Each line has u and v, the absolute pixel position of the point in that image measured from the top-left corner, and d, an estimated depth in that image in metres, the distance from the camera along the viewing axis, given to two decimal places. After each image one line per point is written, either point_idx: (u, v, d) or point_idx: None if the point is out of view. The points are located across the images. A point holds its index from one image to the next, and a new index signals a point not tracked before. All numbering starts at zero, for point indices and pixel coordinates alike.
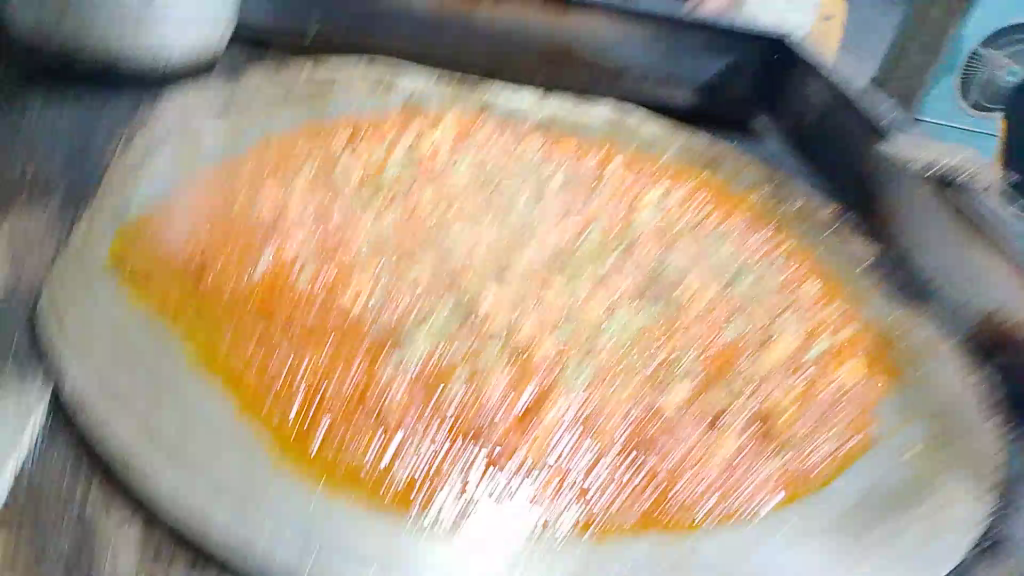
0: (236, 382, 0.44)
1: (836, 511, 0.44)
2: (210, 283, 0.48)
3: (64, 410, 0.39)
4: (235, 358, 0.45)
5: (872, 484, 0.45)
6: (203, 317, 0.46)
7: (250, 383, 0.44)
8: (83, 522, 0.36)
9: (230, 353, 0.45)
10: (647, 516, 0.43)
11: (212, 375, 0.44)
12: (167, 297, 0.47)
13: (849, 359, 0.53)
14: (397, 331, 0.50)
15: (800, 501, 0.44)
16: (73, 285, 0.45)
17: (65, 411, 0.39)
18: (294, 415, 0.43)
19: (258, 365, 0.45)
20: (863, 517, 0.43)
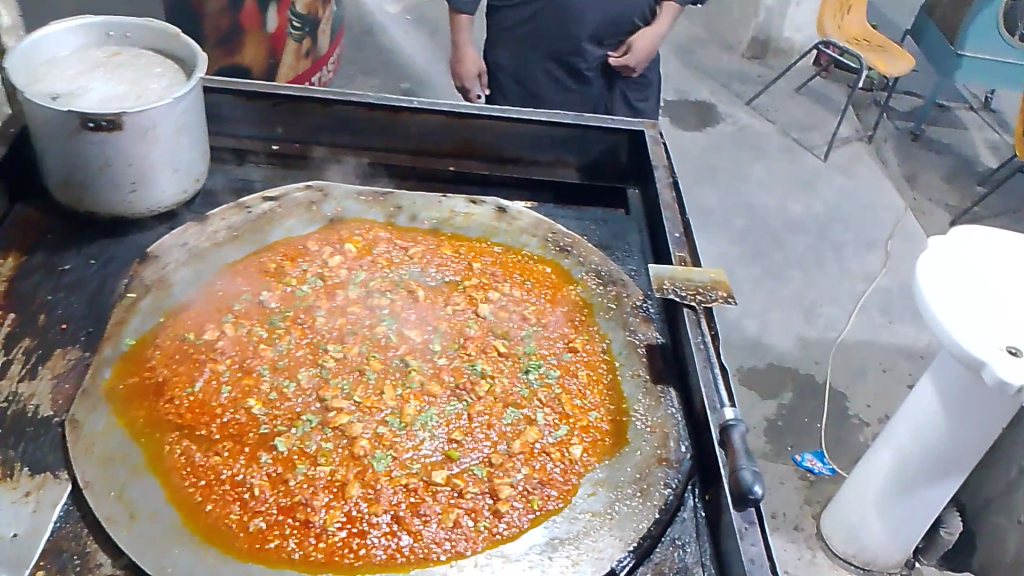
0: (211, 490, 0.88)
1: (586, 492, 0.93)
2: (196, 459, 0.91)
3: (171, 483, 0.88)
4: (224, 484, 0.89)
5: (602, 480, 0.94)
6: (201, 471, 0.90)
7: (212, 494, 0.88)
8: (219, 497, 0.88)
9: (235, 483, 0.89)
10: (498, 493, 0.92)
11: (199, 489, 0.88)
12: (170, 458, 0.90)
13: (646, 508, 0.90)
14: (338, 494, 0.90)
15: (572, 493, 0.93)
16: (107, 446, 0.89)
17: (171, 480, 0.88)
18: (228, 510, 0.87)
19: (226, 501, 0.87)
20: (589, 486, 0.93)
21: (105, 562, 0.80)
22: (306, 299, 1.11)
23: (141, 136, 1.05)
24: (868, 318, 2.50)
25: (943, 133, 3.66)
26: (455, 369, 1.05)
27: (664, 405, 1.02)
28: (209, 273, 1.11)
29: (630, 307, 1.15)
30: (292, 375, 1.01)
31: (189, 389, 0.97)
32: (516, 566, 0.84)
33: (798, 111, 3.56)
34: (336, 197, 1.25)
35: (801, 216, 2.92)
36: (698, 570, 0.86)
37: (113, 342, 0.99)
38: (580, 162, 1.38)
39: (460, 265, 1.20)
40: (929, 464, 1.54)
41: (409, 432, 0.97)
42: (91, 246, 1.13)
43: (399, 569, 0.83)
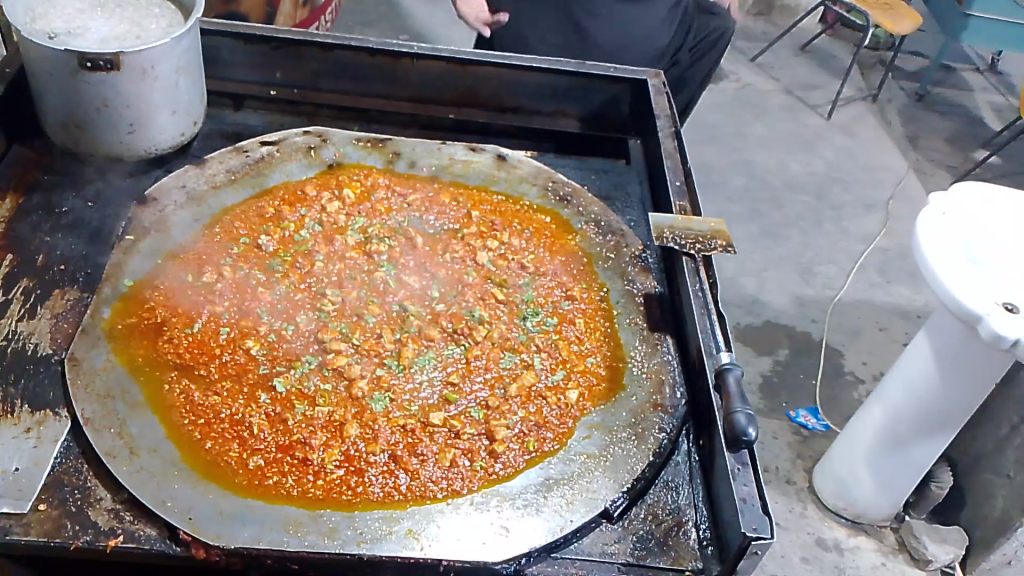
0: (211, 428, 0.89)
1: (581, 435, 0.94)
2: (196, 398, 0.92)
3: (171, 421, 0.89)
4: (223, 423, 0.90)
5: (598, 424, 0.95)
6: (201, 410, 0.91)
7: (211, 433, 0.89)
8: (218, 436, 0.89)
9: (235, 422, 0.90)
10: (494, 434, 0.93)
11: (199, 427, 0.89)
12: (170, 396, 0.91)
13: (640, 451, 0.92)
14: (337, 434, 0.91)
15: (567, 436, 0.94)
16: (108, 382, 0.90)
17: (171, 418, 0.89)
18: (227, 447, 0.88)
19: (226, 440, 0.88)
20: (584, 429, 0.95)
21: (105, 497, 0.80)
22: (305, 244, 1.12)
23: (140, 75, 1.05)
24: (866, 278, 2.50)
25: (947, 94, 3.62)
26: (454, 314, 1.06)
27: (660, 352, 1.03)
28: (208, 216, 1.11)
29: (629, 257, 1.16)
30: (291, 318, 1.02)
31: (189, 330, 0.98)
32: (510, 506, 0.85)
33: (802, 70, 3.52)
34: (335, 143, 1.25)
35: (802, 175, 2.90)
36: (689, 511, 0.87)
37: (113, 282, 1.00)
38: (582, 112, 1.37)
39: (459, 212, 1.20)
40: (921, 419, 1.55)
41: (408, 374, 0.98)
42: (89, 188, 1.13)
43: (395, 505, 0.84)
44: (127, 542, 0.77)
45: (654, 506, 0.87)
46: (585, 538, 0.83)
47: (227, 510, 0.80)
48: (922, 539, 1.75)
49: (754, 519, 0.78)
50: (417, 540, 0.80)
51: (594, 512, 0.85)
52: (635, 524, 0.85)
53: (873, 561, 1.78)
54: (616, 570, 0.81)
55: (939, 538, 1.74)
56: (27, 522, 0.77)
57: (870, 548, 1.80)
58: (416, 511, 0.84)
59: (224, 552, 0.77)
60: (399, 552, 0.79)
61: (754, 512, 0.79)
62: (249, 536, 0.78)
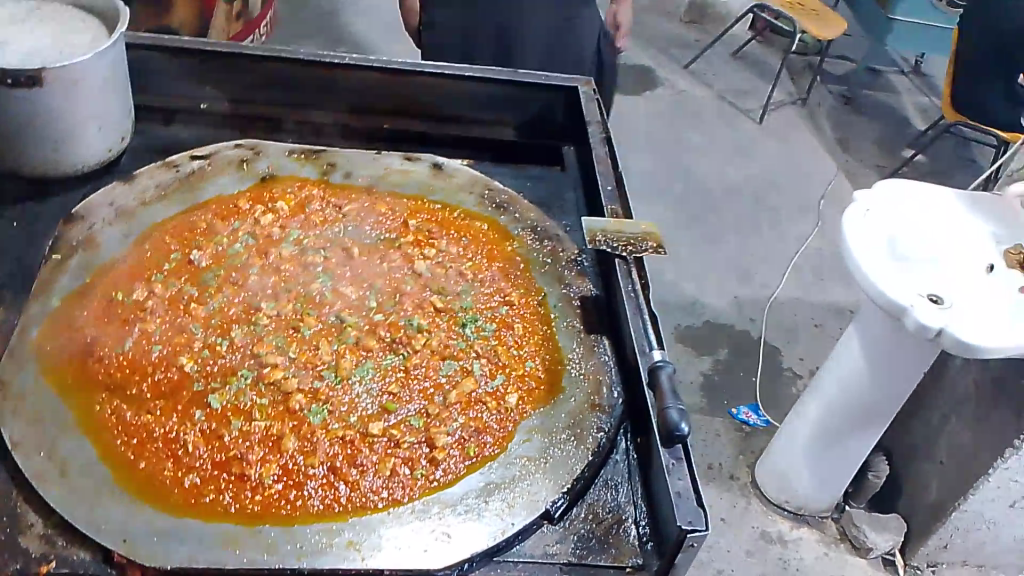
0: (144, 448, 0.88)
1: (520, 439, 0.95)
2: (129, 418, 0.90)
3: (102, 442, 0.87)
4: (158, 441, 0.89)
5: (537, 427, 0.96)
6: (133, 430, 0.89)
7: (144, 453, 0.87)
8: (153, 457, 0.87)
9: (169, 440, 0.89)
10: (434, 441, 0.93)
11: (132, 446, 0.87)
12: (101, 416, 0.89)
13: (579, 450, 0.93)
14: (275, 448, 0.90)
15: (506, 439, 0.95)
16: (37, 405, 0.88)
17: (103, 439, 0.87)
18: (161, 466, 0.86)
19: (160, 459, 0.87)
20: (524, 432, 0.95)
21: (37, 522, 0.78)
22: (239, 257, 1.11)
23: (63, 91, 1.03)
24: (801, 276, 2.57)
25: (874, 97, 3.75)
26: (391, 324, 1.06)
27: (597, 354, 1.05)
28: (138, 232, 1.10)
29: (565, 262, 1.17)
30: (226, 333, 1.01)
31: (120, 348, 0.96)
32: (451, 512, 0.85)
33: (735, 76, 3.61)
34: (268, 155, 1.24)
35: (738, 179, 2.97)
36: (629, 508, 0.88)
37: (39, 302, 0.97)
38: (517, 120, 1.39)
39: (396, 221, 1.20)
40: (854, 412, 1.60)
41: (346, 385, 0.98)
42: (13, 208, 1.10)
43: (335, 517, 0.84)
44: (60, 567, 0.75)
45: (592, 504, 0.88)
46: (527, 541, 0.84)
47: (163, 530, 0.79)
48: (862, 528, 1.79)
49: (688, 512, 0.80)
50: (358, 551, 0.80)
51: (535, 514, 0.85)
52: (576, 524, 0.86)
53: (816, 552, 1.82)
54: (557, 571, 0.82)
55: (878, 527, 1.79)
56: None
57: (812, 539, 1.84)
58: (356, 522, 0.84)
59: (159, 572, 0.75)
60: (339, 563, 0.79)
61: (689, 506, 0.80)
62: (186, 555, 0.77)
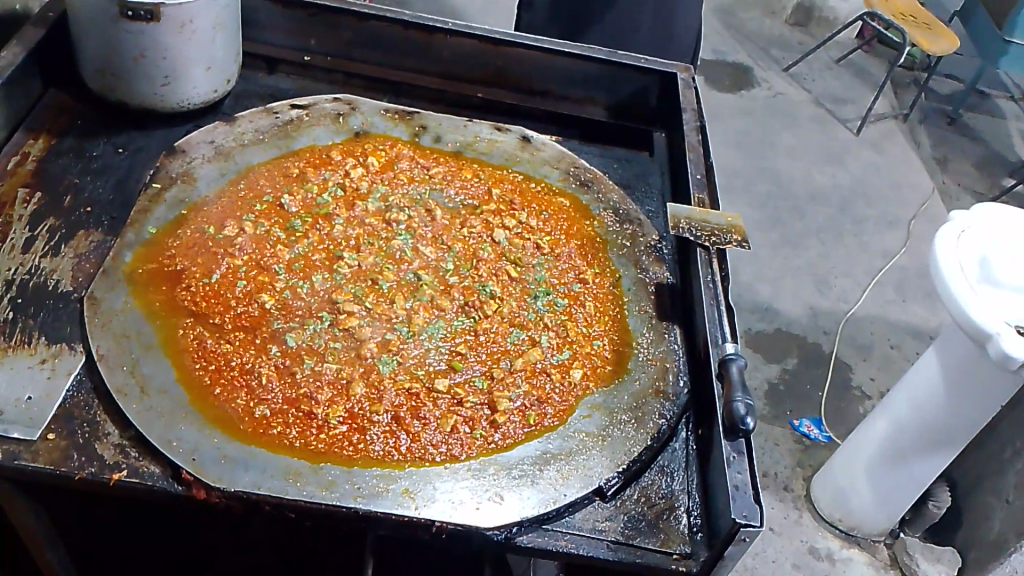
0: (220, 373, 0.91)
1: (581, 413, 0.95)
2: (209, 344, 0.93)
3: (180, 365, 0.90)
4: (232, 370, 0.91)
5: (597, 403, 0.96)
6: (210, 358, 0.92)
7: (218, 380, 0.90)
8: (227, 385, 0.90)
9: (243, 371, 0.92)
10: (495, 404, 0.94)
11: (207, 372, 0.90)
12: (182, 341, 0.93)
13: (641, 431, 0.93)
14: (343, 391, 0.92)
15: (567, 411, 0.95)
16: (127, 322, 0.92)
17: (181, 362, 0.91)
18: (233, 394, 0.89)
19: (232, 389, 0.90)
20: (585, 409, 0.96)
21: (113, 432, 0.83)
22: (326, 206, 1.13)
23: (177, 29, 1.07)
24: (882, 294, 2.49)
25: (979, 120, 3.59)
26: (466, 287, 1.07)
27: (667, 340, 1.04)
28: (234, 171, 1.13)
29: (644, 246, 1.16)
30: (307, 277, 1.03)
31: (206, 279, 1.00)
32: (506, 476, 0.86)
33: (835, 83, 3.50)
34: (363, 112, 1.26)
35: (827, 187, 2.89)
36: (683, 497, 0.88)
37: (136, 228, 1.01)
38: (610, 101, 1.39)
39: (480, 189, 1.22)
40: (924, 435, 1.55)
41: (416, 339, 0.99)
42: (120, 136, 1.15)
43: (394, 464, 0.86)
44: (130, 477, 0.79)
45: (646, 491, 0.88)
46: (578, 514, 0.85)
47: (231, 455, 0.82)
48: (914, 556, 1.77)
49: (744, 505, 0.79)
50: (413, 500, 0.82)
51: (587, 489, 0.86)
52: (627, 504, 0.86)
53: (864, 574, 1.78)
54: (604, 547, 0.82)
55: (932, 557, 1.74)
56: (35, 450, 0.80)
57: (862, 561, 1.80)
58: (413, 471, 0.85)
59: (223, 493, 0.79)
60: (393, 509, 0.80)
61: (745, 500, 0.79)
62: (250, 482, 0.80)
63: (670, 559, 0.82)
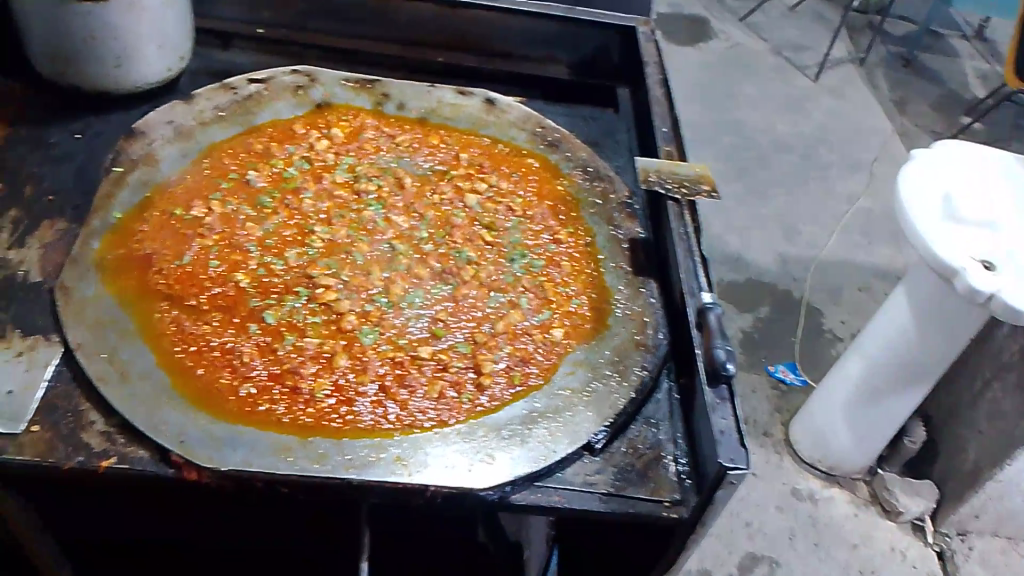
0: (201, 355, 0.90)
1: (565, 370, 0.96)
2: (187, 326, 0.92)
3: (156, 349, 0.89)
4: (212, 350, 0.91)
5: (580, 361, 0.97)
6: (189, 341, 0.91)
7: (198, 363, 0.89)
8: (208, 366, 0.89)
9: (222, 350, 0.91)
10: (481, 367, 0.95)
11: (187, 355, 0.89)
12: (159, 325, 0.91)
13: (624, 382, 0.95)
14: (328, 365, 0.92)
15: (549, 370, 0.96)
16: (100, 309, 0.90)
17: (158, 346, 0.89)
18: (216, 374, 0.88)
19: (214, 370, 0.89)
20: (570, 368, 0.96)
21: (97, 421, 0.82)
22: (295, 181, 1.12)
23: (127, 8, 1.05)
24: (848, 238, 2.53)
25: (933, 61, 3.63)
26: (441, 255, 1.07)
27: (643, 295, 1.05)
28: (197, 151, 1.11)
29: (615, 203, 1.17)
30: (281, 253, 1.02)
31: (178, 262, 0.98)
32: (495, 437, 0.87)
33: (792, 31, 3.51)
34: (324, 83, 1.24)
35: (789, 136, 2.92)
36: (670, 446, 0.90)
37: (102, 213, 0.99)
38: (572, 60, 1.39)
39: (448, 155, 1.21)
40: (895, 373, 1.59)
41: (396, 309, 0.99)
42: (77, 121, 1.12)
43: (384, 433, 0.86)
44: (120, 464, 0.79)
45: (633, 442, 0.90)
46: (568, 469, 0.86)
47: (219, 435, 0.82)
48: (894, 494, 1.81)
49: (730, 449, 0.80)
50: (404, 466, 0.82)
51: (577, 444, 0.87)
52: (617, 456, 0.88)
53: (846, 511, 1.83)
54: (596, 500, 0.84)
55: (910, 491, 1.79)
56: (18, 444, 0.79)
57: (844, 499, 1.85)
58: (403, 439, 0.86)
59: (214, 474, 0.78)
60: (386, 476, 0.81)
61: (731, 443, 0.81)
62: (240, 460, 0.80)
63: (662, 506, 0.84)
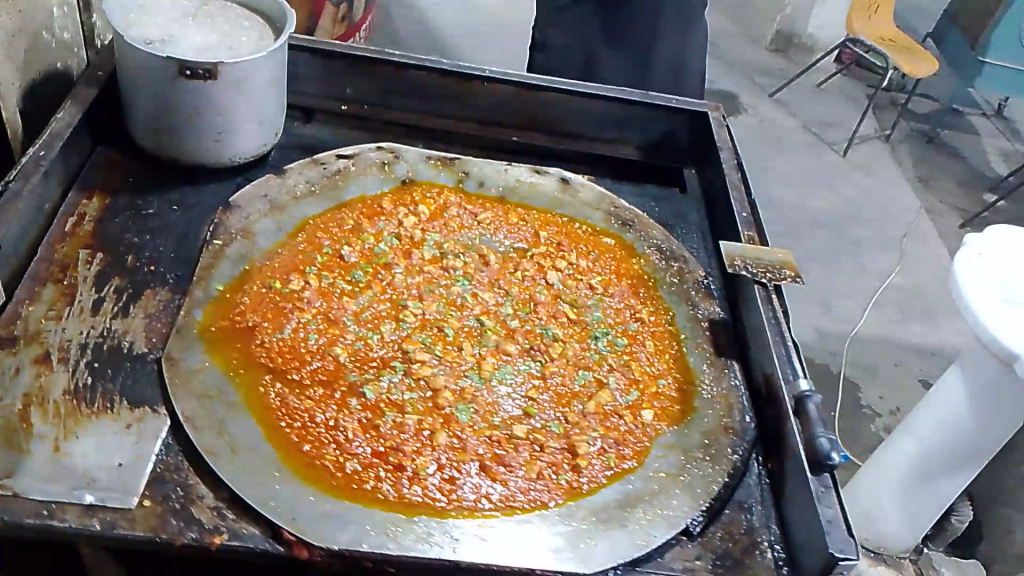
0: (305, 429, 0.91)
1: (657, 452, 0.97)
2: (289, 400, 0.94)
3: (261, 423, 0.90)
4: (314, 425, 0.92)
5: (671, 444, 0.98)
6: (292, 415, 0.92)
7: (302, 438, 0.90)
8: (311, 441, 0.90)
9: (324, 425, 0.92)
10: (576, 447, 0.95)
11: (291, 429, 0.91)
12: (263, 398, 0.93)
13: (716, 466, 0.95)
14: (427, 442, 0.93)
15: (641, 452, 0.97)
16: (206, 381, 0.92)
17: (263, 420, 0.91)
18: (320, 449, 0.89)
19: (318, 445, 0.90)
20: (662, 452, 0.97)
21: (207, 495, 0.83)
22: (385, 256, 1.14)
23: (234, 86, 1.08)
24: (884, 314, 2.55)
25: (956, 139, 3.70)
26: (528, 331, 1.09)
27: (727, 376, 1.07)
28: (290, 224, 1.14)
29: (692, 283, 1.19)
30: (376, 327, 1.04)
31: (279, 335, 1.00)
32: (596, 520, 0.87)
33: (819, 108, 3.59)
34: (407, 160, 1.27)
35: (821, 211, 2.96)
36: (763, 532, 0.91)
37: (203, 285, 1.02)
38: (641, 141, 1.42)
39: (527, 232, 1.23)
40: (951, 455, 1.59)
41: (489, 387, 1.00)
42: (173, 192, 1.15)
43: (487, 513, 0.87)
44: (231, 540, 0.79)
45: (729, 528, 0.90)
46: (667, 554, 0.86)
47: (328, 512, 0.83)
48: None
49: (839, 539, 0.81)
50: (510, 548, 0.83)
51: (675, 529, 0.87)
52: (714, 542, 0.88)
53: None
54: None
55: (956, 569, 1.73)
56: (131, 518, 0.79)
57: None
58: (507, 520, 0.86)
59: (326, 552, 0.79)
60: (494, 559, 0.81)
61: (840, 534, 0.82)
62: (351, 538, 0.80)
63: None
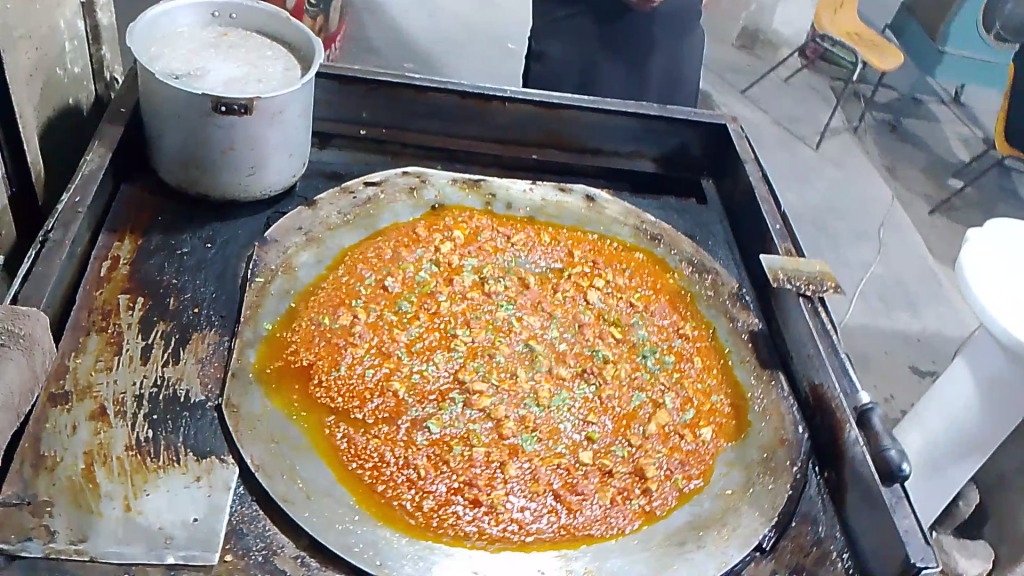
0: (376, 469, 0.90)
1: (721, 470, 0.98)
2: (355, 440, 0.92)
3: (331, 466, 0.89)
4: (384, 464, 0.91)
5: (733, 461, 0.99)
6: (361, 455, 0.91)
7: (374, 478, 0.89)
8: (383, 481, 0.89)
9: (393, 463, 0.91)
10: (643, 471, 0.96)
11: (362, 470, 0.90)
12: (328, 440, 0.92)
13: (780, 480, 0.97)
14: (499, 474, 0.92)
15: (705, 471, 0.98)
16: (270, 426, 0.91)
17: (332, 462, 0.89)
18: (393, 489, 0.89)
19: (391, 485, 0.89)
20: (726, 469, 0.98)
21: (287, 544, 0.82)
22: (428, 284, 1.13)
23: (269, 119, 1.06)
24: (870, 305, 2.61)
25: (919, 128, 3.79)
26: (578, 354, 1.09)
27: (776, 388, 1.08)
28: (329, 257, 1.12)
29: (728, 295, 1.21)
30: (429, 358, 1.03)
31: (335, 372, 0.99)
32: (674, 543, 0.88)
33: (788, 103, 3.65)
34: (434, 184, 1.27)
35: (801, 205, 3.01)
36: (831, 542, 0.92)
37: (252, 325, 1.00)
38: (658, 154, 1.43)
39: (561, 252, 1.23)
40: (958, 444, 1.64)
41: (549, 413, 1.00)
42: (204, 228, 1.13)
43: (568, 544, 0.87)
44: None
45: (798, 541, 0.92)
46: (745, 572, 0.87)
47: (413, 555, 0.82)
48: None
49: (919, 548, 0.83)
50: None
51: (749, 547, 0.89)
52: (786, 557, 0.90)
53: None
54: None
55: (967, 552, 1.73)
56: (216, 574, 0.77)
57: None
58: (588, 549, 0.86)
59: None
60: None
61: (917, 543, 0.83)
62: None
63: None
